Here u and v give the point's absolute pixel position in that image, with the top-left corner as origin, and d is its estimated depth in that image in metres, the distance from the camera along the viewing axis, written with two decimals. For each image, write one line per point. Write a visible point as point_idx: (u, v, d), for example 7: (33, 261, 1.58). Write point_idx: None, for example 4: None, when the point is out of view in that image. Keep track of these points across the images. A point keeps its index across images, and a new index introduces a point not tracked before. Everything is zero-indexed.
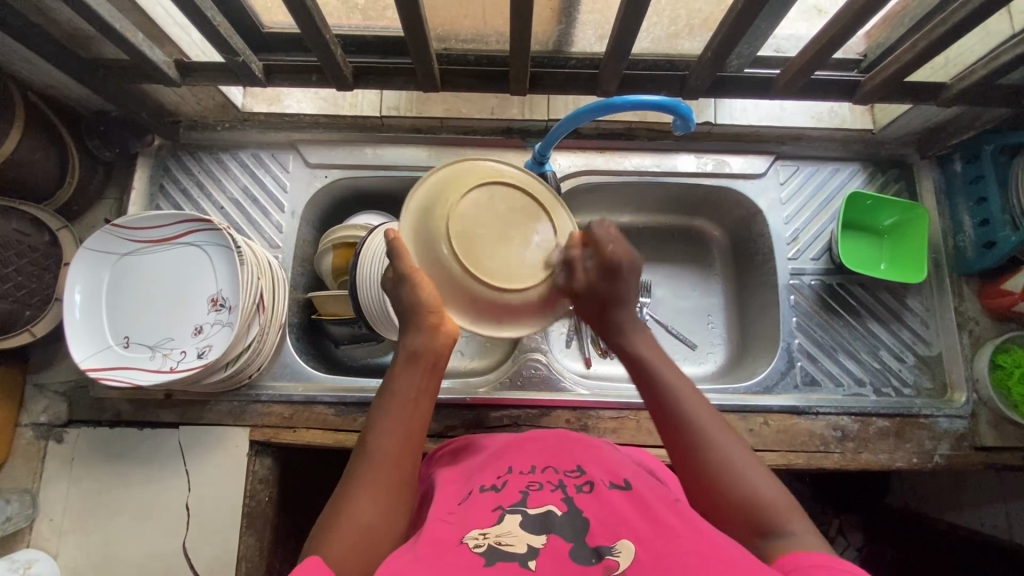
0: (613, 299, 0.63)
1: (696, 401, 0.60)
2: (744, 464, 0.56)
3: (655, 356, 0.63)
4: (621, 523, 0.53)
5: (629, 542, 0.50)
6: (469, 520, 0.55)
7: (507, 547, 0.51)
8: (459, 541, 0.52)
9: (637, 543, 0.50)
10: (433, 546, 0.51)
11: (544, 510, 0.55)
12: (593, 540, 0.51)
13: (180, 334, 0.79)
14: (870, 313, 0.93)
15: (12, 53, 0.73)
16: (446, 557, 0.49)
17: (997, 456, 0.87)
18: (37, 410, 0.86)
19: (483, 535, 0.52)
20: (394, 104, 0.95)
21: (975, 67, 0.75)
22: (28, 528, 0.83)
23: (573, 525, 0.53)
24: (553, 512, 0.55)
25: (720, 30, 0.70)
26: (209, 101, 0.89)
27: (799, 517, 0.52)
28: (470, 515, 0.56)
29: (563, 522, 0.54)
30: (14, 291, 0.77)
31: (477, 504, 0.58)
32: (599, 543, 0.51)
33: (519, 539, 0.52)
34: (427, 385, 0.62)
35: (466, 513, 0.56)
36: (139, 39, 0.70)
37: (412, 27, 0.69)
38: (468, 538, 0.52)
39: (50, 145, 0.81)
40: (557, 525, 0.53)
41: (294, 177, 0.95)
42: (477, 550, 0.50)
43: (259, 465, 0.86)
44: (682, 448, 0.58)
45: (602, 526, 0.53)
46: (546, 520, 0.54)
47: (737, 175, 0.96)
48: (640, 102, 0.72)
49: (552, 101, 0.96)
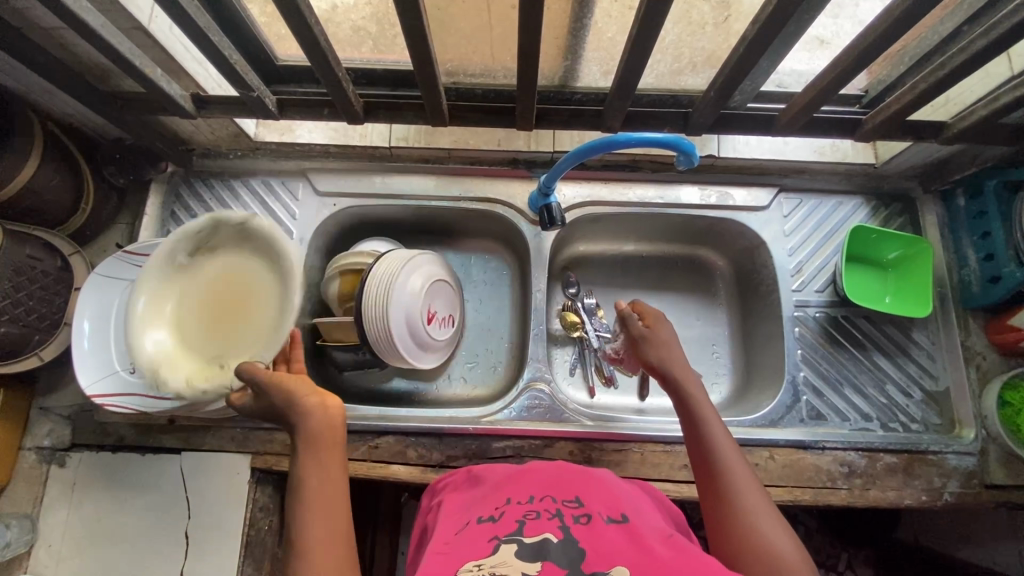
0: (670, 340, 0.77)
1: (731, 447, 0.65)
2: (765, 522, 0.58)
3: (698, 393, 0.70)
4: (617, 553, 0.53)
5: (623, 569, 0.50)
6: (465, 552, 0.55)
7: None
8: (452, 573, 0.51)
9: (632, 570, 0.50)
10: None
11: (540, 538, 0.55)
12: (588, 568, 0.51)
13: None
14: (875, 346, 0.93)
15: (34, 84, 0.75)
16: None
17: (1009, 495, 0.85)
18: (41, 433, 0.86)
19: (477, 567, 0.52)
20: (402, 135, 0.97)
21: (975, 107, 0.76)
22: (27, 554, 0.82)
23: (568, 553, 0.53)
24: (549, 539, 0.55)
25: (724, 70, 0.72)
26: (223, 131, 0.91)
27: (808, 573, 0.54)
28: (466, 546, 0.56)
29: (558, 550, 0.53)
30: (25, 315, 0.78)
31: (473, 535, 0.58)
32: (594, 571, 0.51)
33: (514, 569, 0.51)
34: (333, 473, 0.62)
35: (463, 544, 0.56)
36: (158, 75, 0.72)
37: (423, 66, 0.71)
38: (462, 571, 0.52)
39: (66, 172, 0.83)
40: (552, 553, 0.53)
41: (304, 205, 0.96)
42: None
43: (260, 492, 0.86)
44: (709, 481, 0.63)
45: (597, 554, 0.53)
46: (541, 548, 0.54)
47: (740, 208, 0.96)
48: (644, 140, 0.73)
49: (558, 135, 0.98)
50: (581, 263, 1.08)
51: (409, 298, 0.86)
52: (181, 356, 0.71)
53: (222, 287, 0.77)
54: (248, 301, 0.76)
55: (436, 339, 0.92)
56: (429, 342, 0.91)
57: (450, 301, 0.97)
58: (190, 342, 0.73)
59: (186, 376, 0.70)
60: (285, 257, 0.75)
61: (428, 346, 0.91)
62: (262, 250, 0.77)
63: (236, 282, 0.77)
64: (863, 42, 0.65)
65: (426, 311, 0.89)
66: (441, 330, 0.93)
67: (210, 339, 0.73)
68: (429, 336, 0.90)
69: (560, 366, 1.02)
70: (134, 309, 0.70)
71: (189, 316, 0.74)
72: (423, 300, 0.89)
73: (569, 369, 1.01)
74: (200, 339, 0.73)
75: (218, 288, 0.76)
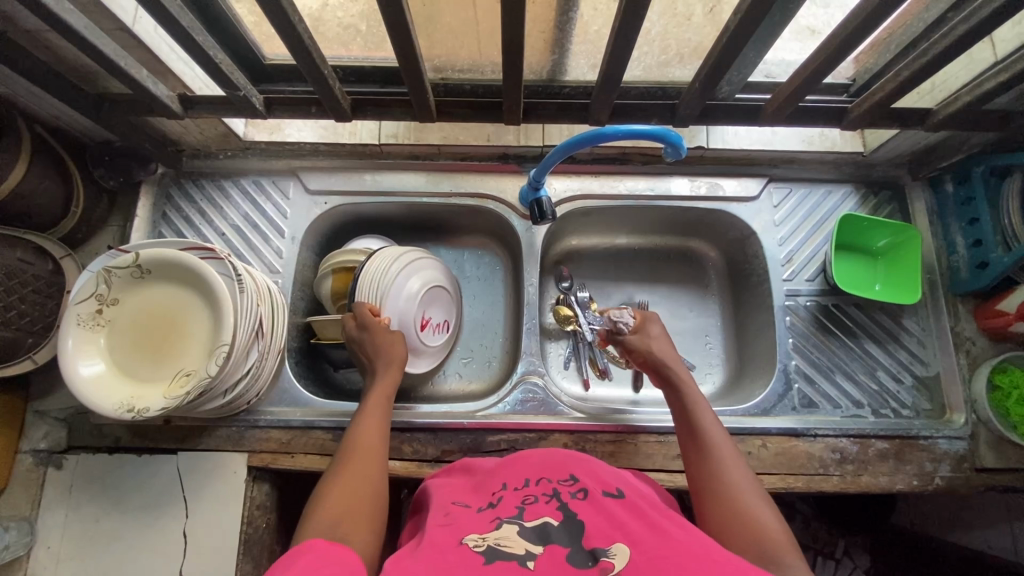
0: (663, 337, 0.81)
1: (719, 431, 0.68)
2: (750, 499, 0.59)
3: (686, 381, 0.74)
4: (616, 529, 0.52)
5: (623, 546, 0.50)
6: (468, 525, 0.56)
7: (506, 547, 0.51)
8: (458, 542, 0.53)
9: (631, 546, 0.50)
10: (435, 549, 0.51)
11: (540, 521, 0.55)
12: (589, 544, 0.51)
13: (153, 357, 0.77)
14: (866, 333, 0.93)
15: (21, 87, 0.75)
16: (447, 559, 0.50)
17: (999, 478, 0.86)
18: (36, 437, 0.86)
19: (482, 538, 0.53)
20: (392, 132, 0.97)
21: (960, 93, 0.76)
22: (26, 556, 0.82)
23: (569, 532, 0.53)
24: (549, 523, 0.54)
25: (707, 62, 0.72)
26: (212, 131, 0.91)
27: (797, 553, 0.54)
28: (469, 521, 0.57)
29: (559, 532, 0.53)
30: (17, 319, 0.78)
31: (476, 516, 0.58)
32: (595, 547, 0.51)
33: (518, 542, 0.52)
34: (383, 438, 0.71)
35: (465, 521, 0.57)
36: (144, 76, 0.72)
37: (408, 62, 0.71)
38: (467, 539, 0.53)
39: (56, 176, 0.83)
40: (554, 535, 0.53)
41: (295, 203, 0.97)
42: (477, 550, 0.51)
43: (257, 491, 0.86)
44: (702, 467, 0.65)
45: (597, 529, 0.53)
46: (543, 532, 0.53)
47: (730, 199, 0.97)
48: (632, 132, 0.73)
49: (547, 128, 0.98)
50: (572, 257, 1.08)
51: (405, 300, 0.87)
52: (119, 384, 0.74)
53: (150, 317, 0.78)
54: (178, 326, 0.78)
55: (433, 340, 0.94)
56: (422, 348, 0.92)
57: (446, 298, 0.96)
58: (123, 369, 0.75)
59: (121, 404, 0.72)
60: (185, 266, 0.76)
61: (421, 351, 0.92)
62: (183, 276, 0.78)
63: (154, 299, 0.78)
64: (846, 30, 0.65)
65: (420, 317, 0.90)
66: (433, 336, 0.93)
67: (145, 360, 0.76)
68: (421, 341, 0.91)
69: (554, 360, 1.02)
70: (67, 345, 0.73)
71: (118, 339, 0.76)
72: (419, 305, 0.89)
73: (563, 362, 1.02)
74: (132, 368, 0.75)
75: (146, 317, 0.78)
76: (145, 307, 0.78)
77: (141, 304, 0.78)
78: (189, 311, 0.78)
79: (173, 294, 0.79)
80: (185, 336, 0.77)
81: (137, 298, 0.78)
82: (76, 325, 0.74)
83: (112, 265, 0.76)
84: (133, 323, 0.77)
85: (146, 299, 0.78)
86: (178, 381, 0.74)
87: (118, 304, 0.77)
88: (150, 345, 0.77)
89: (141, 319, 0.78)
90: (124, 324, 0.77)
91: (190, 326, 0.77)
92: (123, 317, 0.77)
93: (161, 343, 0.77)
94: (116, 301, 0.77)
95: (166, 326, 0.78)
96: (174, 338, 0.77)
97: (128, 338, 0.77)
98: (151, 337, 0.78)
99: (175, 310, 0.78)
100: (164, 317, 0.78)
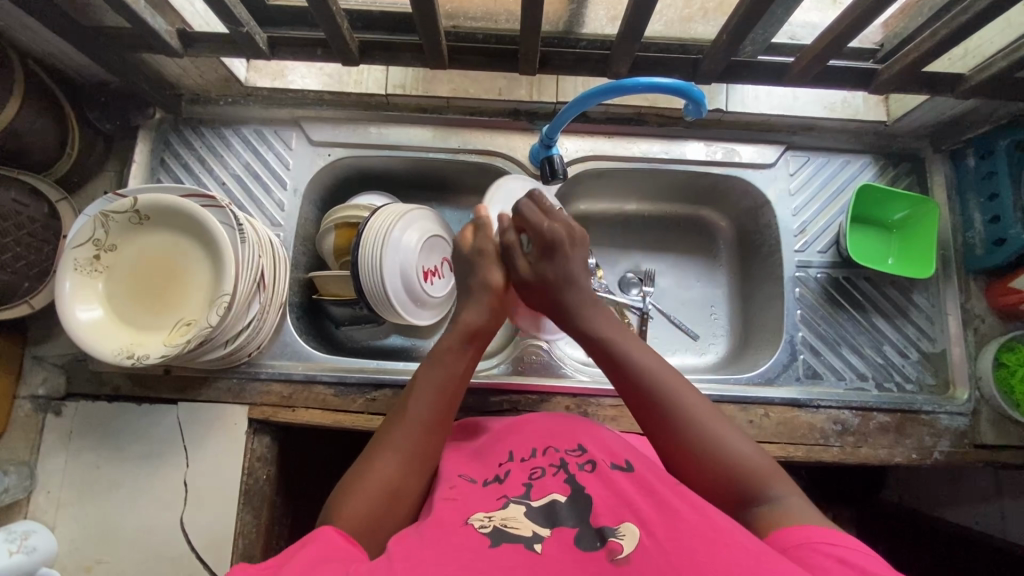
0: (562, 280, 0.68)
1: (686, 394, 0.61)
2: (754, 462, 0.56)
3: (612, 331, 0.66)
4: (627, 508, 0.51)
5: (632, 526, 0.49)
6: (473, 502, 0.54)
7: (512, 529, 0.50)
8: (463, 522, 0.51)
9: (641, 528, 0.49)
10: (439, 527, 0.50)
11: (548, 499, 0.54)
12: (597, 523, 0.50)
13: (153, 305, 0.75)
14: (875, 307, 0.92)
15: (11, 16, 0.71)
16: (451, 538, 0.48)
17: (997, 455, 0.86)
18: (35, 382, 0.85)
19: (488, 518, 0.51)
20: (399, 82, 0.93)
21: (994, 59, 0.73)
22: (26, 499, 0.82)
23: (576, 509, 0.52)
24: (557, 499, 0.54)
25: (735, 14, 0.69)
26: (212, 74, 0.87)
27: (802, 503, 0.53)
28: (474, 496, 0.56)
29: (566, 507, 0.53)
30: (12, 262, 0.77)
31: (480, 487, 0.57)
32: (603, 526, 0.50)
33: (524, 524, 0.51)
34: (450, 401, 0.63)
35: (470, 496, 0.56)
36: (141, 7, 0.68)
37: (421, 4, 0.68)
38: (473, 520, 0.51)
39: (51, 116, 0.80)
40: (561, 512, 0.52)
41: (297, 154, 0.94)
42: (483, 531, 0.50)
43: (258, 443, 0.86)
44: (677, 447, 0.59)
45: (607, 508, 0.52)
46: (551, 508, 0.53)
47: (747, 165, 0.94)
48: (652, 84, 0.70)
49: (562, 83, 0.94)
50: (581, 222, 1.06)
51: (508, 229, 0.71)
52: (119, 331, 0.73)
53: (149, 264, 0.76)
54: (178, 275, 0.76)
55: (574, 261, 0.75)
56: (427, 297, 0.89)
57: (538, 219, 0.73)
58: (124, 316, 0.74)
59: (121, 350, 0.71)
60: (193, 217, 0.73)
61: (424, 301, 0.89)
62: (186, 224, 0.75)
63: (157, 243, 0.77)
64: None
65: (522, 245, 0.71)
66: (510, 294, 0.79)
67: (147, 308, 0.75)
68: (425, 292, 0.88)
69: None
70: (64, 288, 0.71)
71: (118, 285, 0.75)
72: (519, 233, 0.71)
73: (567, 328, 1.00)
74: (132, 315, 0.74)
75: (148, 264, 0.76)
76: (150, 252, 0.76)
77: (144, 250, 0.76)
78: (191, 261, 0.76)
79: (176, 243, 0.76)
80: (188, 285, 0.76)
81: (141, 243, 0.76)
82: (74, 269, 0.72)
83: (110, 208, 0.74)
84: (139, 268, 0.76)
85: (154, 245, 0.76)
86: (181, 330, 0.73)
87: (117, 250, 0.75)
88: (154, 291, 0.76)
89: (140, 266, 0.76)
90: (125, 270, 0.75)
91: (192, 275, 0.76)
92: (131, 259, 0.76)
93: (165, 290, 0.76)
94: (114, 246, 0.75)
95: (170, 273, 0.76)
96: (178, 285, 0.76)
97: (131, 283, 0.75)
98: (157, 283, 0.76)
99: (180, 258, 0.76)
100: (164, 265, 0.76)
